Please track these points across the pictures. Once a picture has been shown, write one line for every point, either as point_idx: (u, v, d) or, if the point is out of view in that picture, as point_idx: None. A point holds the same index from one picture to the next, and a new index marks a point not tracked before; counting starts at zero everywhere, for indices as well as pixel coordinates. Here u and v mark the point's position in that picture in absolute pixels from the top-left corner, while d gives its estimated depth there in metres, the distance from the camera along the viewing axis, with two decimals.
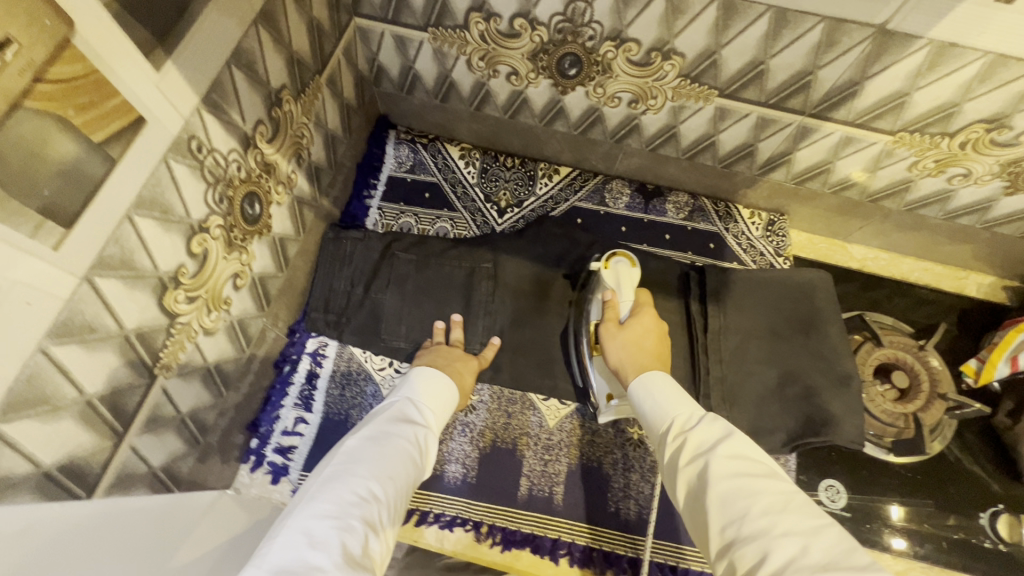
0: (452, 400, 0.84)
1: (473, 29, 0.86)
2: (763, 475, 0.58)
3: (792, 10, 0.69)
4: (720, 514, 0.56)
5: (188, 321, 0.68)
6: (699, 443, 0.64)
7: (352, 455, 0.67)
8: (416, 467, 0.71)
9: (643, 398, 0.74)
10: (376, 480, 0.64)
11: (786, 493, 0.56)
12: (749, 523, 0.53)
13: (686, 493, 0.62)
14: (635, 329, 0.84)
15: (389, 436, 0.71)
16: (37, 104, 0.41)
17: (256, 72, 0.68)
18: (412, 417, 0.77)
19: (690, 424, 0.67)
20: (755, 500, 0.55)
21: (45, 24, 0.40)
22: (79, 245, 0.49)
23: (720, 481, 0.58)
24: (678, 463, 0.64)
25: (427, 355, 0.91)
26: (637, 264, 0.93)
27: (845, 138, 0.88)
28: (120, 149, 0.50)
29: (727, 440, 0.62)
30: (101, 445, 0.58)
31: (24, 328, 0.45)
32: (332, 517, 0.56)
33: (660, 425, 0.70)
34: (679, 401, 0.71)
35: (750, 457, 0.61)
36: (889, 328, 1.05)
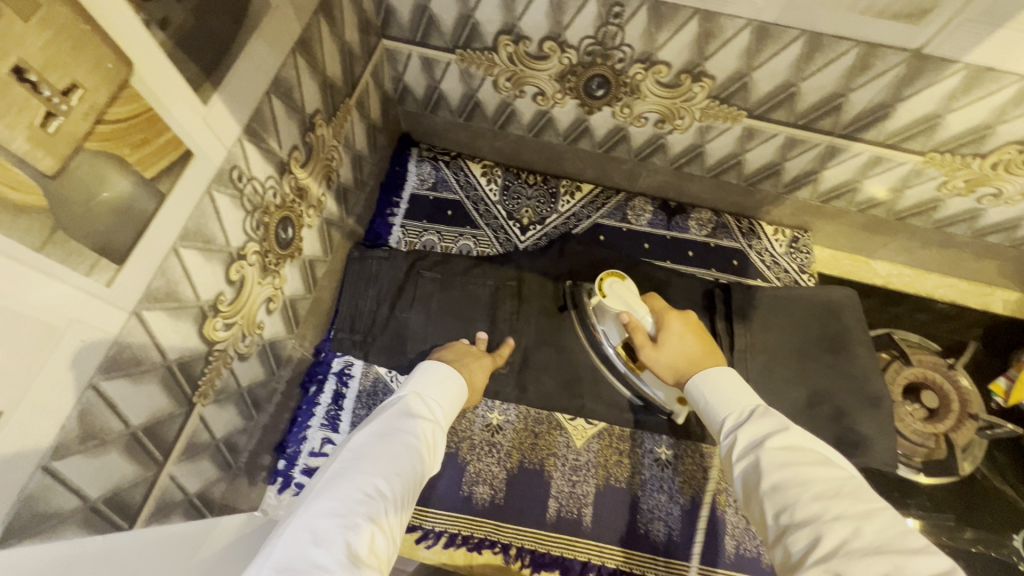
0: (459, 396, 0.82)
1: (502, 51, 0.86)
2: (814, 463, 0.55)
3: (826, 35, 0.69)
4: (773, 500, 0.54)
5: (224, 347, 0.67)
6: (752, 436, 0.62)
7: (358, 452, 0.64)
8: (424, 463, 0.68)
9: (699, 394, 0.73)
10: (383, 476, 0.61)
11: (840, 480, 0.53)
12: (802, 508, 0.51)
13: (740, 485, 0.60)
14: (672, 342, 0.81)
15: (396, 432, 0.68)
16: (96, 145, 0.41)
17: (293, 99, 0.68)
18: (419, 412, 0.74)
19: (745, 418, 0.66)
20: (807, 486, 0.53)
21: (108, 67, 0.40)
22: (130, 280, 0.49)
23: (772, 469, 0.56)
24: (731, 457, 0.63)
25: (439, 351, 0.91)
26: (626, 277, 0.90)
27: (874, 158, 0.87)
28: (169, 183, 0.50)
29: (783, 432, 0.60)
30: (142, 476, 0.58)
31: (77, 366, 0.45)
32: (337, 514, 0.54)
33: (718, 419, 0.69)
34: (736, 396, 0.69)
35: (803, 448, 0.58)
36: (916, 346, 1.05)
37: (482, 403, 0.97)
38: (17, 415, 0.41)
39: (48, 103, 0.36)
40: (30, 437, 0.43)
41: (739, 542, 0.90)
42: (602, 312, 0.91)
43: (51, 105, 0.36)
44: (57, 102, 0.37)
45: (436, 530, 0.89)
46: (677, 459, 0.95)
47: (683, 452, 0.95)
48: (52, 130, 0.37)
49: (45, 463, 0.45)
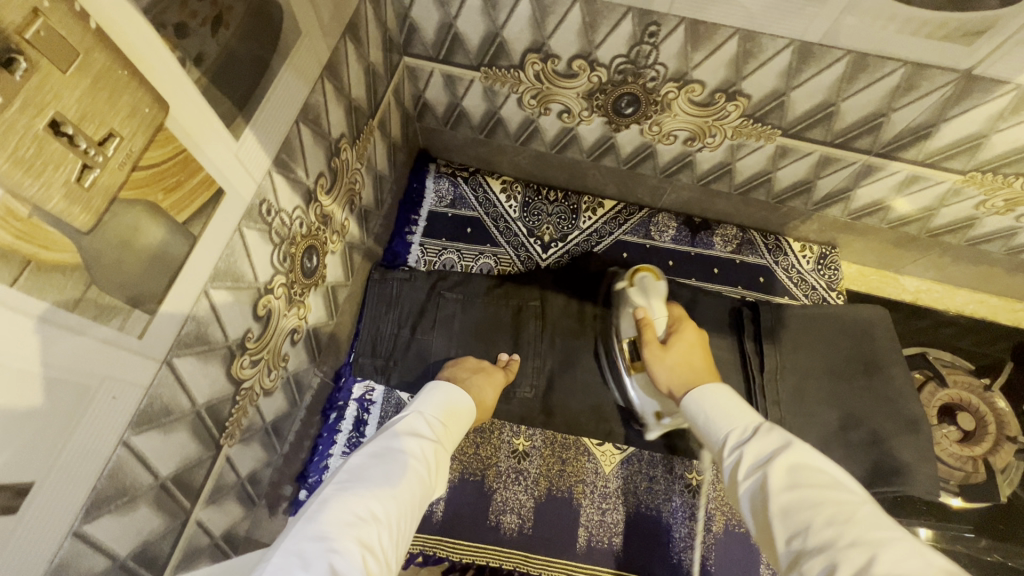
0: (465, 415, 0.79)
1: (529, 69, 0.83)
2: (826, 483, 0.51)
3: (872, 55, 0.67)
4: (784, 526, 0.50)
5: (251, 384, 0.65)
6: (757, 455, 0.57)
7: (355, 469, 0.62)
8: (422, 485, 0.65)
9: (696, 409, 0.68)
10: (379, 498, 0.59)
11: (853, 502, 0.48)
12: (815, 535, 0.47)
13: (747, 508, 0.55)
14: (681, 348, 0.78)
15: (393, 453, 0.66)
16: (130, 193, 0.39)
17: (321, 125, 0.66)
18: (421, 430, 0.72)
19: (747, 436, 0.61)
20: (819, 509, 0.48)
21: (144, 112, 0.37)
22: (161, 329, 0.46)
23: (779, 492, 0.52)
24: (735, 475, 0.58)
25: (449, 368, 0.88)
26: (661, 275, 0.91)
27: (912, 177, 0.85)
28: (201, 225, 0.48)
29: (788, 449, 0.55)
30: (170, 526, 0.55)
31: (108, 424, 0.43)
32: (328, 539, 0.51)
33: (717, 437, 0.64)
34: (737, 412, 0.64)
35: (812, 467, 0.53)
36: (950, 365, 1.03)
37: (509, 428, 0.95)
38: (48, 483, 0.38)
39: (83, 156, 0.33)
40: (61, 504, 0.40)
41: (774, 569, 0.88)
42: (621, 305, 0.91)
43: (87, 158, 0.34)
44: (93, 154, 0.34)
45: (464, 562, 0.87)
46: (709, 485, 0.92)
47: (714, 477, 0.92)
48: (88, 184, 0.34)
49: (76, 528, 0.42)
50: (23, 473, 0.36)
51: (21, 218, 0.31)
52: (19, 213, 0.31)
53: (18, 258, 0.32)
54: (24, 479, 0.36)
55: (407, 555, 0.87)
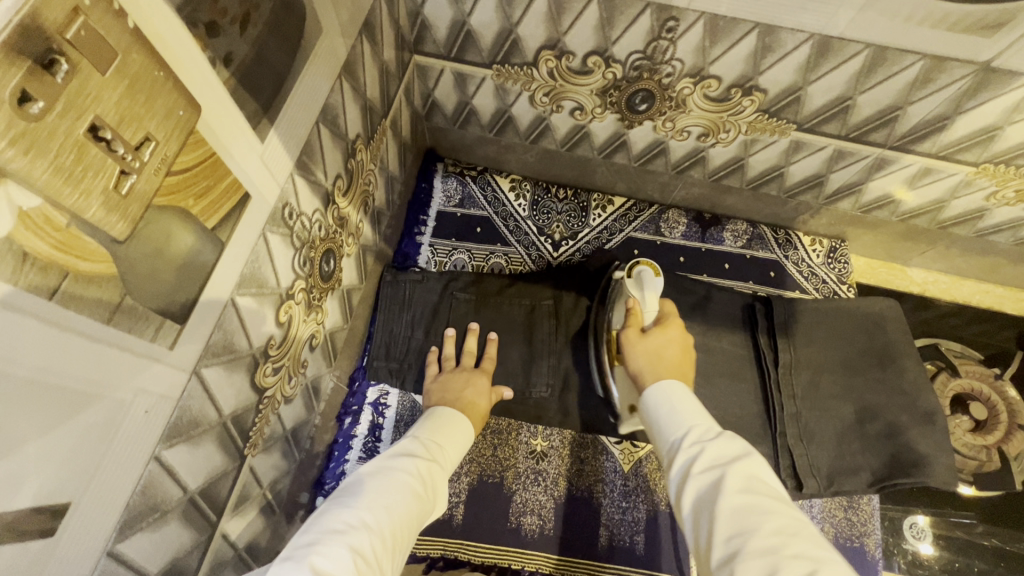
0: (465, 432, 0.78)
1: (543, 66, 0.82)
2: (778, 498, 0.51)
3: (892, 48, 0.67)
4: (726, 527, 0.49)
5: (273, 392, 0.64)
6: (711, 455, 0.56)
7: (354, 484, 0.62)
8: (420, 499, 0.63)
9: (657, 402, 0.66)
10: (373, 509, 0.57)
11: (800, 519, 0.49)
12: (760, 540, 0.47)
13: (688, 501, 0.54)
14: (658, 339, 0.75)
15: (393, 469, 0.64)
16: (164, 199, 0.37)
17: (338, 126, 0.64)
18: (421, 448, 0.70)
19: (705, 436, 0.59)
20: (767, 518, 0.48)
21: (179, 115, 0.36)
22: (190, 340, 0.45)
23: (732, 495, 0.51)
24: (683, 470, 0.56)
25: (435, 394, 0.84)
26: (661, 274, 0.85)
27: (925, 169, 0.85)
28: (229, 230, 0.46)
29: (746, 458, 0.55)
30: (197, 540, 0.54)
31: (140, 440, 0.41)
32: (318, 545, 0.50)
33: (672, 432, 0.62)
34: (698, 414, 0.63)
35: (763, 478, 0.54)
36: (961, 356, 1.04)
37: (526, 429, 0.95)
38: (83, 503, 0.37)
39: (120, 161, 0.32)
40: (95, 525, 0.39)
41: None
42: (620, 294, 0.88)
43: (124, 163, 0.32)
44: (130, 160, 0.33)
45: (486, 565, 0.86)
46: None
47: None
48: (125, 191, 0.33)
49: (109, 548, 0.41)
50: (59, 494, 0.35)
51: (59, 227, 0.30)
52: (56, 222, 0.29)
53: (57, 270, 0.30)
54: (60, 500, 0.35)
55: (429, 560, 0.86)
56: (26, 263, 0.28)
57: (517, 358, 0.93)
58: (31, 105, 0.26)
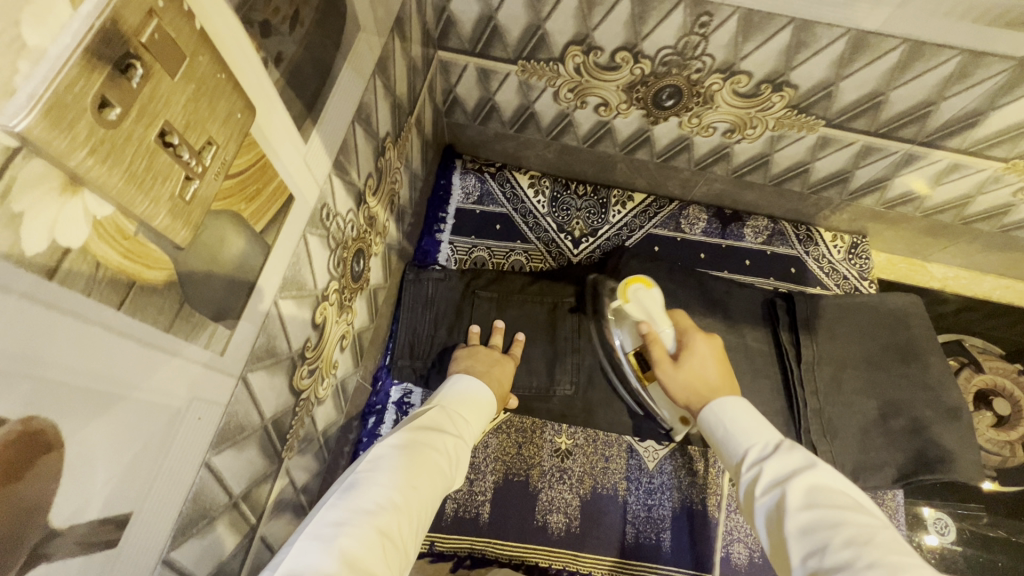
0: (486, 409, 0.77)
1: (569, 62, 0.81)
2: (849, 506, 0.50)
3: (930, 43, 0.66)
4: (799, 546, 0.49)
5: (308, 394, 0.64)
6: (777, 473, 0.57)
7: (380, 455, 0.60)
8: (444, 476, 0.62)
9: (715, 422, 0.68)
10: (400, 486, 0.56)
11: (875, 527, 0.47)
12: (831, 554, 0.46)
13: (764, 523, 0.54)
14: (693, 361, 0.74)
15: (419, 443, 0.63)
16: (221, 204, 0.37)
17: (371, 124, 0.63)
18: (445, 423, 0.69)
19: (768, 453, 0.60)
20: (837, 528, 0.47)
21: (237, 118, 0.35)
22: (239, 345, 0.44)
23: (798, 510, 0.51)
24: (753, 492, 0.57)
25: (464, 361, 0.84)
26: (654, 285, 0.85)
27: (953, 165, 0.85)
28: (275, 234, 0.46)
29: (810, 470, 0.55)
30: (239, 544, 0.54)
31: (193, 448, 0.41)
32: (346, 525, 0.49)
33: (737, 453, 0.63)
34: (760, 430, 0.64)
35: (834, 490, 0.52)
36: (984, 352, 1.05)
37: (550, 427, 0.95)
38: (143, 512, 0.37)
39: (185, 166, 0.31)
40: (152, 535, 0.38)
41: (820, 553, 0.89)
42: (619, 317, 0.87)
43: (188, 168, 0.31)
44: (193, 164, 0.32)
45: (513, 562, 0.86)
46: None
47: None
48: (189, 197, 0.32)
49: (164, 556, 0.41)
50: (121, 505, 0.34)
51: (129, 236, 0.29)
52: (126, 230, 0.29)
53: (125, 278, 0.30)
54: (122, 510, 0.34)
55: (457, 559, 0.87)
56: (98, 273, 0.28)
57: (540, 356, 0.92)
58: (109, 111, 0.25)
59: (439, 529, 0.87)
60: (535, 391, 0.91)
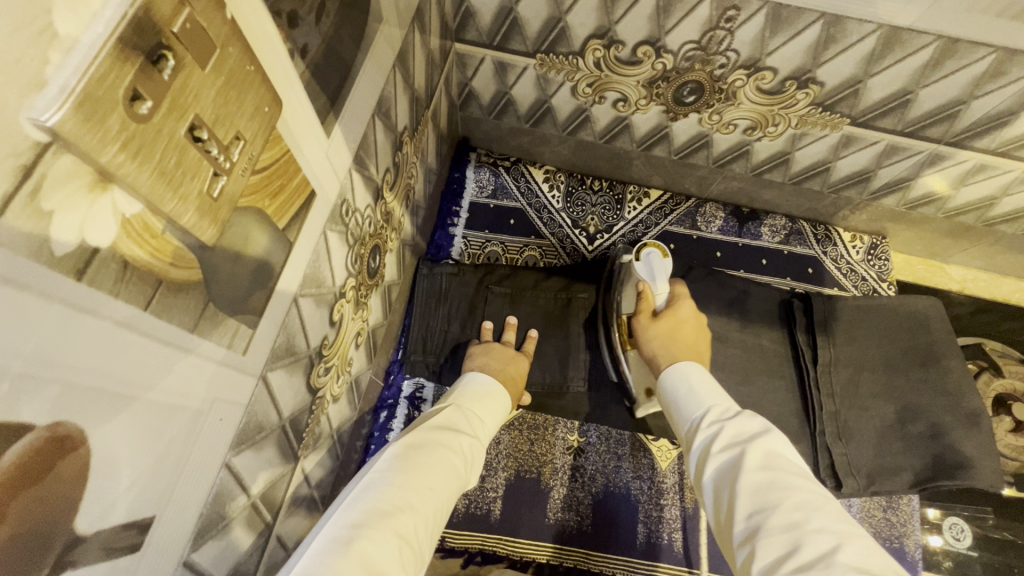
0: (501, 408, 0.76)
1: (589, 56, 0.79)
2: (799, 474, 0.49)
3: (964, 41, 0.64)
4: (746, 503, 0.47)
5: (324, 391, 0.63)
6: (734, 435, 0.54)
7: (395, 456, 0.59)
8: (460, 477, 0.61)
9: (680, 383, 0.65)
10: (416, 488, 0.55)
11: (823, 496, 0.46)
12: (780, 516, 0.45)
13: (710, 480, 0.53)
14: (671, 320, 0.73)
15: (434, 443, 0.62)
16: (247, 200, 0.35)
17: (390, 117, 0.62)
18: (460, 424, 0.68)
19: (728, 416, 0.57)
20: (788, 493, 0.46)
21: (264, 112, 0.34)
22: (261, 343, 0.43)
23: (752, 470, 0.49)
24: (706, 450, 0.55)
25: (479, 358, 0.84)
26: (670, 253, 0.78)
27: (979, 166, 0.83)
28: (297, 230, 0.45)
29: (767, 435, 0.52)
30: (256, 544, 0.53)
31: (214, 448, 0.40)
32: (364, 527, 0.49)
33: (695, 413, 0.60)
34: (721, 396, 0.61)
35: (785, 457, 0.51)
36: (1004, 356, 1.03)
37: (563, 425, 0.94)
38: (166, 514, 0.36)
39: (213, 162, 0.30)
40: (174, 537, 0.38)
41: None
42: (627, 275, 0.84)
43: (216, 164, 0.30)
44: (221, 160, 0.31)
45: (523, 560, 0.86)
46: None
47: None
48: (216, 193, 0.31)
49: (185, 557, 0.40)
50: (145, 508, 0.33)
51: (156, 234, 0.28)
52: (154, 228, 0.28)
53: (152, 278, 0.29)
54: (146, 514, 0.33)
55: (468, 554, 0.86)
56: (127, 273, 0.27)
57: (552, 353, 0.91)
58: (140, 104, 0.24)
59: (450, 526, 0.87)
60: (547, 387, 0.90)
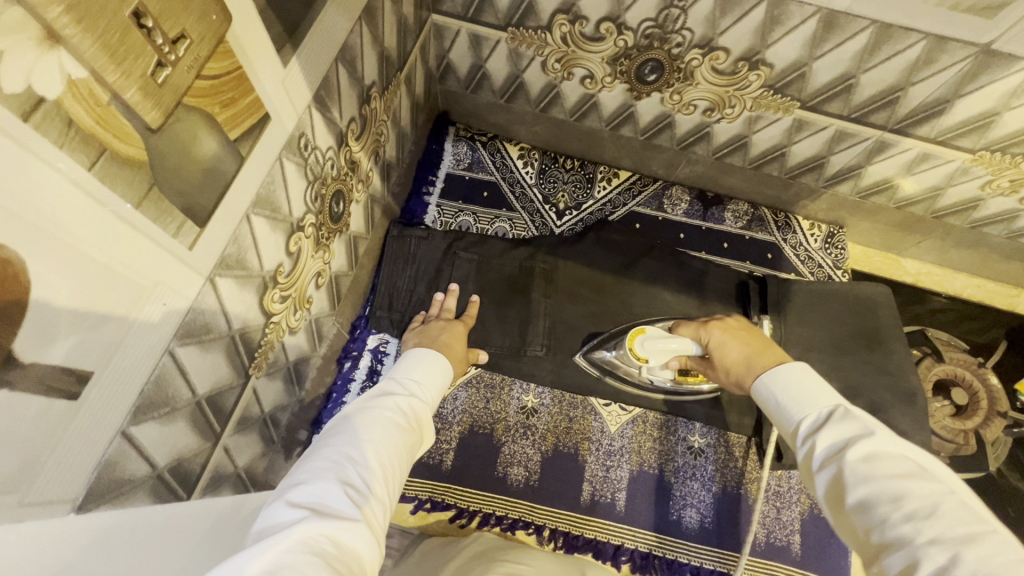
0: (439, 370, 0.79)
1: (556, 31, 0.84)
2: (909, 473, 0.47)
3: (896, 26, 0.68)
4: (862, 521, 0.47)
5: (279, 320, 0.67)
6: (831, 443, 0.53)
7: (332, 429, 0.61)
8: (403, 428, 0.64)
9: (768, 397, 0.64)
10: (356, 444, 0.57)
11: (940, 495, 0.45)
12: (896, 530, 0.44)
13: (821, 496, 0.53)
14: (721, 349, 0.76)
15: (367, 407, 0.65)
16: (192, 100, 0.40)
17: (356, 68, 0.67)
18: (394, 391, 0.71)
19: (823, 423, 0.56)
20: (900, 503, 0.45)
21: (211, 19, 0.38)
22: (208, 245, 0.47)
23: (857, 484, 0.49)
24: (808, 463, 0.54)
25: (414, 338, 0.87)
26: (643, 328, 0.87)
27: (923, 155, 0.87)
28: (249, 146, 0.49)
29: (867, 439, 0.51)
30: (201, 446, 0.57)
31: (158, 330, 0.44)
32: (305, 483, 0.51)
33: (791, 420, 0.60)
34: (813, 396, 0.59)
35: (892, 455, 0.49)
36: (948, 344, 1.06)
37: (518, 385, 0.98)
38: (104, 378, 0.40)
39: (157, 50, 0.35)
40: (113, 403, 0.42)
41: (769, 530, 0.90)
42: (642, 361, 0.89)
43: (160, 53, 0.35)
44: (166, 51, 0.35)
45: (470, 509, 0.90)
46: (711, 448, 0.95)
47: (717, 441, 0.95)
48: (161, 81, 0.36)
49: (124, 429, 0.44)
50: (85, 362, 0.38)
51: (102, 104, 0.33)
52: (99, 97, 0.32)
53: (95, 143, 0.33)
54: (85, 368, 0.38)
55: (417, 501, 0.90)
56: (70, 130, 0.31)
57: (514, 318, 0.96)
58: None
59: None
60: (506, 349, 0.95)
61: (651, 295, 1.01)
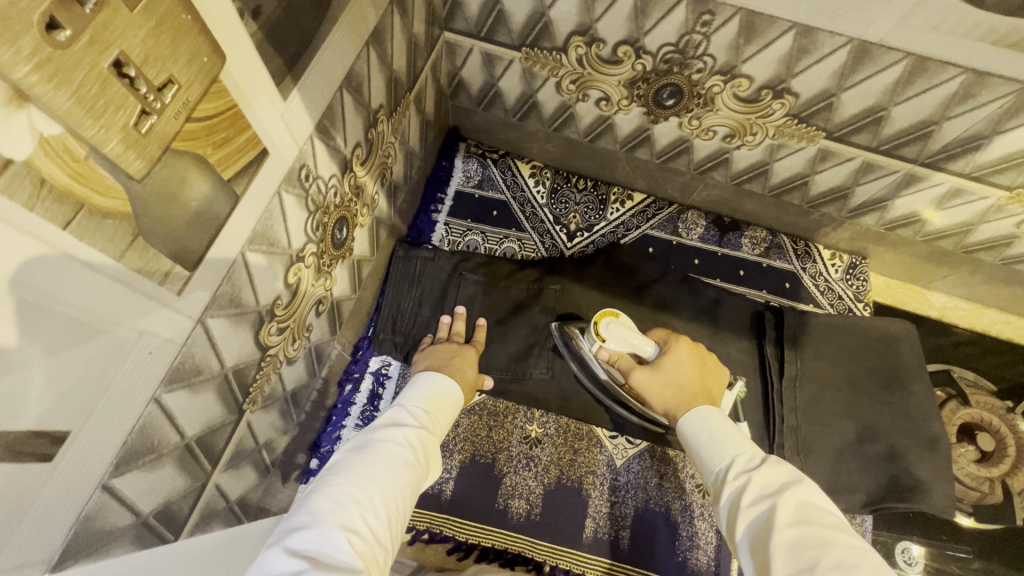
0: (448, 398, 0.76)
1: (572, 52, 0.81)
2: (835, 526, 0.48)
3: (933, 59, 0.64)
4: (785, 563, 0.46)
5: (276, 351, 0.64)
6: (764, 484, 0.54)
7: (337, 464, 0.59)
8: (411, 466, 0.61)
9: (697, 431, 0.66)
10: (360, 484, 0.54)
11: (864, 549, 0.46)
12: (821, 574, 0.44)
13: (746, 536, 0.52)
14: (672, 364, 0.74)
15: (374, 442, 0.61)
16: (182, 144, 0.38)
17: (361, 94, 0.64)
18: (403, 422, 0.68)
19: (754, 463, 0.58)
20: (826, 550, 0.45)
21: (201, 62, 0.36)
22: (198, 289, 0.45)
23: (786, 526, 0.49)
24: (738, 500, 0.54)
25: (423, 360, 0.84)
26: (621, 312, 0.79)
27: (954, 190, 0.83)
28: (245, 184, 0.47)
29: (799, 485, 0.53)
30: (190, 487, 0.55)
31: (144, 378, 0.42)
32: (306, 529, 0.49)
33: (718, 459, 0.61)
34: (740, 439, 0.62)
35: (820, 508, 0.51)
36: (974, 386, 1.02)
37: (523, 413, 0.95)
38: (81, 434, 0.38)
39: (141, 100, 0.33)
40: (90, 458, 0.40)
41: None
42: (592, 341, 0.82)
43: (144, 102, 0.33)
44: (151, 100, 0.34)
45: (468, 543, 0.88)
46: None
47: None
48: (144, 130, 0.34)
49: (104, 481, 0.42)
50: (60, 422, 0.36)
51: (79, 158, 0.31)
52: (75, 151, 0.30)
53: (71, 200, 0.31)
54: (61, 427, 0.36)
55: (415, 531, 0.88)
56: (43, 189, 0.29)
57: (520, 345, 0.93)
58: (59, 33, 0.27)
59: None
60: (509, 375, 0.92)
61: (662, 324, 0.98)
